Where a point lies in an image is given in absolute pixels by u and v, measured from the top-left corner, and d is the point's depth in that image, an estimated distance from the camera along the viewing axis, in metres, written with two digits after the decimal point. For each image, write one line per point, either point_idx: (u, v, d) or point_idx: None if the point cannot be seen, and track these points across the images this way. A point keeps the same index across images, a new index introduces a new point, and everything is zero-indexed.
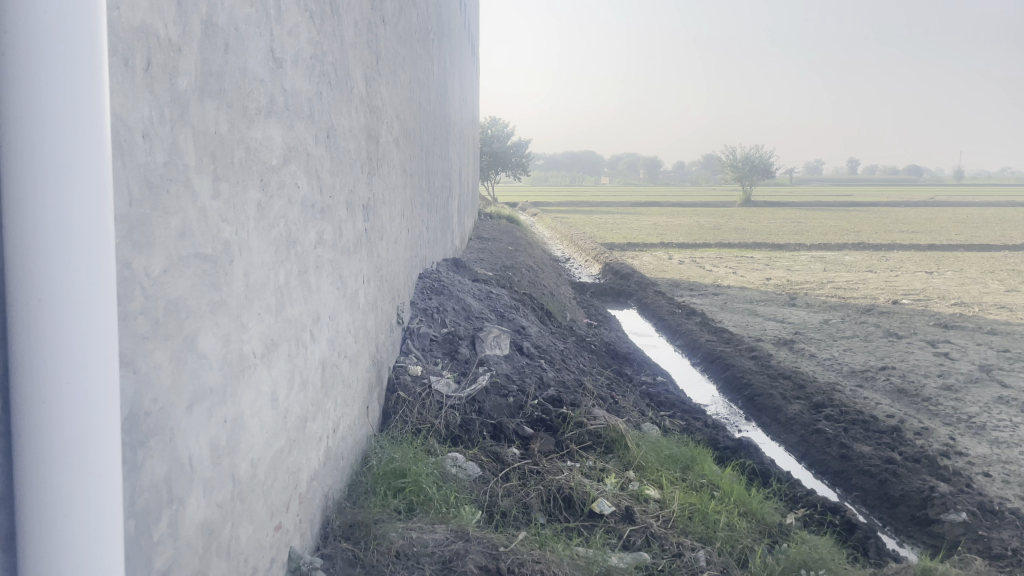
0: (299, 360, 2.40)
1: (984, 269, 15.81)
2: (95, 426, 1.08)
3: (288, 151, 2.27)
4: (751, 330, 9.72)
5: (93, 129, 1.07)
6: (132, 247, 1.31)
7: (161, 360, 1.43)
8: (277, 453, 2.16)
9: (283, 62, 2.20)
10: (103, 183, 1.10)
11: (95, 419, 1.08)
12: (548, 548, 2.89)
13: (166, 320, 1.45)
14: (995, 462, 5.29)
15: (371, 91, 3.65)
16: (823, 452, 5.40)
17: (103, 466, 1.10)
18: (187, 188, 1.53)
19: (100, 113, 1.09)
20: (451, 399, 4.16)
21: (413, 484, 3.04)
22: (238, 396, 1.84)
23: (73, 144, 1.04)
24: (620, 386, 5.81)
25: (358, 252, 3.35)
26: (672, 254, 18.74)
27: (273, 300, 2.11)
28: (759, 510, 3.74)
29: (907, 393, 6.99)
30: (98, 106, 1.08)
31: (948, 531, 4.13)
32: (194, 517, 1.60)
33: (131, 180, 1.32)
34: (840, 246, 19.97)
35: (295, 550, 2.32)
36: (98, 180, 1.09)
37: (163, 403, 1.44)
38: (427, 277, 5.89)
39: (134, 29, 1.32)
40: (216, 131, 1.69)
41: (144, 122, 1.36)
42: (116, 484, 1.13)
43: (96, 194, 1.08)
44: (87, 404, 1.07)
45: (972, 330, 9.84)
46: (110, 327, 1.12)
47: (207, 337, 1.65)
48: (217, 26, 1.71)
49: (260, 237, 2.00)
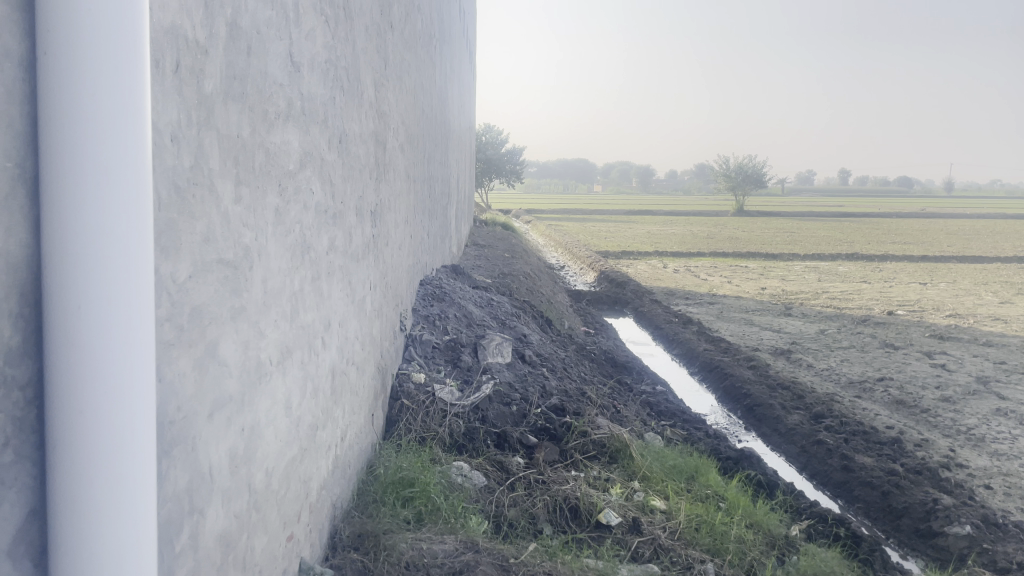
0: (311, 368, 2.37)
1: (977, 280, 15.89)
2: (131, 438, 1.05)
3: (304, 156, 2.24)
4: (748, 340, 9.72)
5: (133, 137, 1.04)
6: (160, 252, 1.28)
7: (186, 367, 1.40)
8: (290, 462, 2.12)
9: (300, 67, 2.18)
10: (143, 187, 1.07)
11: (132, 430, 1.05)
12: (558, 560, 2.86)
13: (190, 326, 1.42)
14: (995, 475, 5.29)
15: (379, 97, 3.63)
16: (824, 463, 5.39)
17: (138, 477, 1.07)
18: (211, 193, 1.51)
19: (140, 117, 1.06)
20: (454, 407, 4.12)
21: (421, 493, 3.00)
22: (255, 404, 1.81)
23: (114, 148, 1.01)
24: (621, 395, 5.79)
25: (366, 259, 3.32)
26: (667, 262, 18.77)
27: (289, 307, 2.09)
28: (765, 521, 3.72)
29: (906, 404, 6.99)
30: (139, 109, 1.05)
31: (953, 544, 4.11)
32: (213, 528, 1.57)
33: (160, 183, 1.29)
34: (834, 256, 20.05)
35: (306, 561, 2.29)
36: (138, 185, 1.06)
37: (186, 411, 1.41)
38: (428, 283, 5.86)
39: (164, 29, 1.30)
40: (238, 135, 1.67)
41: (173, 125, 1.33)
42: (150, 497, 1.10)
43: (136, 199, 1.05)
44: (123, 414, 1.04)
45: (968, 341, 9.87)
46: (148, 334, 1.09)
47: (228, 344, 1.62)
48: (241, 28, 1.68)
49: (278, 243, 1.97)
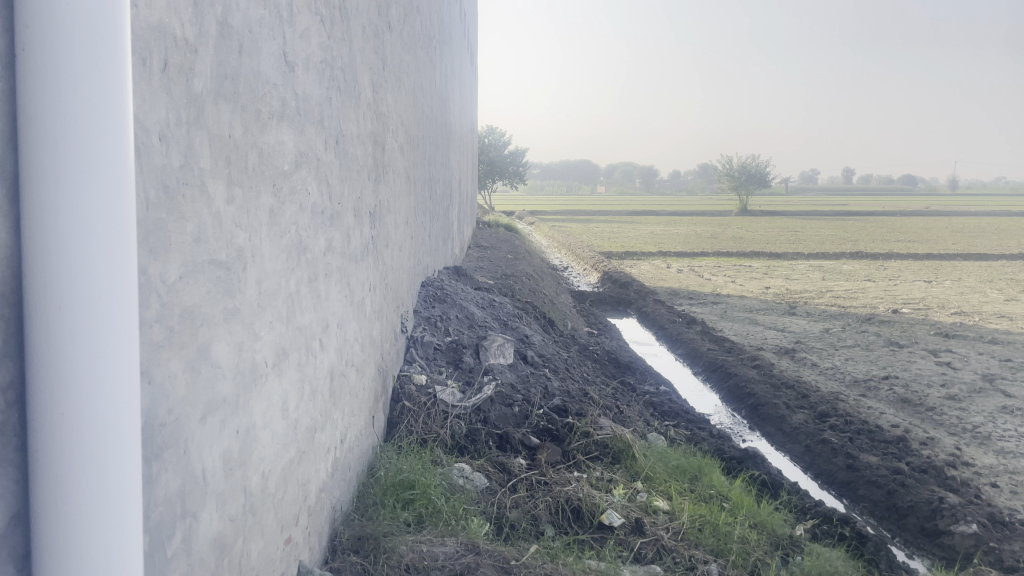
0: (309, 370, 2.36)
1: (983, 278, 15.82)
2: (116, 442, 1.04)
3: (299, 157, 2.22)
4: (752, 339, 9.69)
5: (116, 135, 1.03)
6: (149, 252, 1.27)
7: (176, 370, 1.39)
8: (287, 465, 2.11)
9: (295, 66, 2.16)
10: (127, 188, 1.06)
11: (117, 433, 1.04)
12: (560, 561, 2.83)
13: (181, 328, 1.40)
14: (1001, 473, 5.25)
15: (377, 98, 3.62)
16: (829, 462, 5.36)
17: (126, 482, 1.06)
18: (202, 193, 1.49)
19: (123, 117, 1.05)
20: (456, 409, 4.10)
21: (421, 495, 2.98)
22: (250, 407, 1.80)
23: (97, 147, 1.00)
24: (624, 395, 5.77)
25: (365, 261, 3.30)
26: (670, 262, 18.75)
27: (285, 308, 2.07)
28: (769, 521, 3.69)
29: (912, 403, 6.95)
30: (122, 110, 1.04)
31: (959, 543, 4.08)
32: (207, 532, 1.55)
33: (148, 183, 1.27)
34: (838, 255, 20.00)
35: (305, 564, 2.27)
36: (122, 185, 1.04)
37: (177, 414, 1.39)
38: (430, 285, 5.85)
39: (150, 27, 1.28)
40: (230, 135, 1.65)
41: (161, 124, 1.32)
42: (136, 500, 1.09)
43: (120, 199, 1.04)
44: (106, 417, 1.02)
45: (974, 339, 9.83)
46: (132, 337, 1.08)
47: (221, 345, 1.61)
48: (232, 28, 1.67)
49: (273, 244, 1.96)
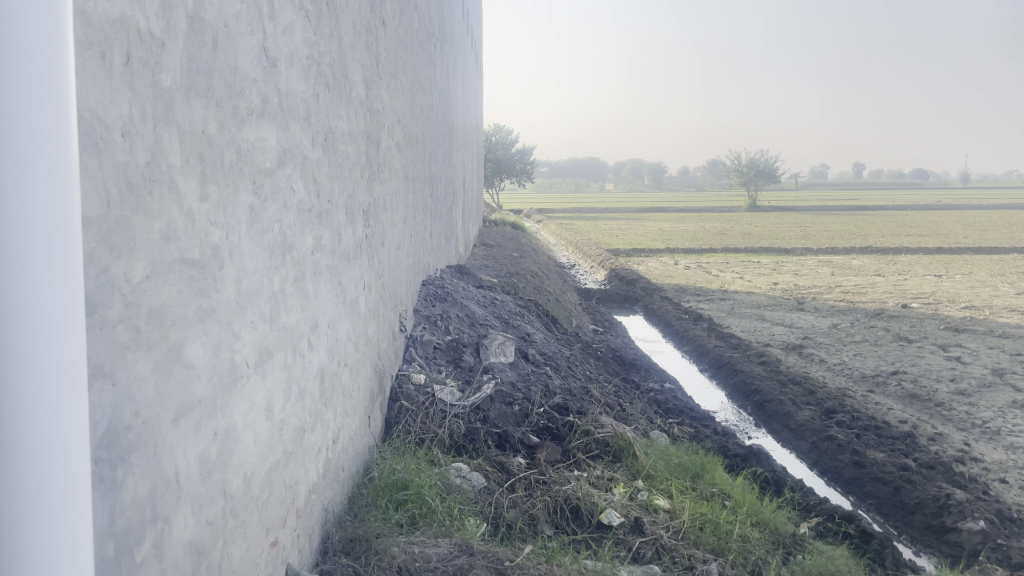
0: (297, 370, 2.33)
1: (994, 271, 15.68)
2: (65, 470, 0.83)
3: (283, 154, 2.19)
4: (759, 335, 9.62)
5: (58, 83, 0.81)
6: (110, 251, 1.24)
7: (144, 371, 1.36)
8: (272, 466, 2.07)
9: (277, 61, 2.13)
10: (71, 151, 0.84)
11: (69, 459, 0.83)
12: (555, 562, 2.79)
13: (149, 328, 1.37)
14: (1011, 468, 5.17)
15: (371, 95, 3.58)
16: (835, 459, 5.30)
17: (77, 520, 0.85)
18: (172, 190, 1.46)
19: (65, 61, 0.83)
20: (455, 408, 4.06)
21: (415, 496, 2.94)
22: (229, 408, 1.77)
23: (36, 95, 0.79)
24: (628, 393, 5.73)
25: (359, 259, 3.27)
26: (678, 259, 18.68)
27: (268, 308, 2.04)
28: (772, 519, 3.64)
29: (920, 398, 6.88)
30: (64, 51, 0.83)
31: (966, 540, 4.02)
32: (181, 537, 1.52)
33: (108, 180, 1.24)
34: (847, 250, 19.88)
35: (293, 567, 2.24)
36: (66, 149, 0.83)
37: (145, 416, 1.36)
38: (431, 284, 5.81)
39: (110, 20, 1.25)
40: (203, 131, 1.62)
41: (123, 120, 1.29)
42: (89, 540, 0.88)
43: (63, 166, 0.83)
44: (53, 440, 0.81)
45: (984, 333, 9.73)
46: (80, 344, 0.86)
47: (195, 346, 1.58)
48: (205, 21, 1.64)
49: (254, 242, 1.93)
